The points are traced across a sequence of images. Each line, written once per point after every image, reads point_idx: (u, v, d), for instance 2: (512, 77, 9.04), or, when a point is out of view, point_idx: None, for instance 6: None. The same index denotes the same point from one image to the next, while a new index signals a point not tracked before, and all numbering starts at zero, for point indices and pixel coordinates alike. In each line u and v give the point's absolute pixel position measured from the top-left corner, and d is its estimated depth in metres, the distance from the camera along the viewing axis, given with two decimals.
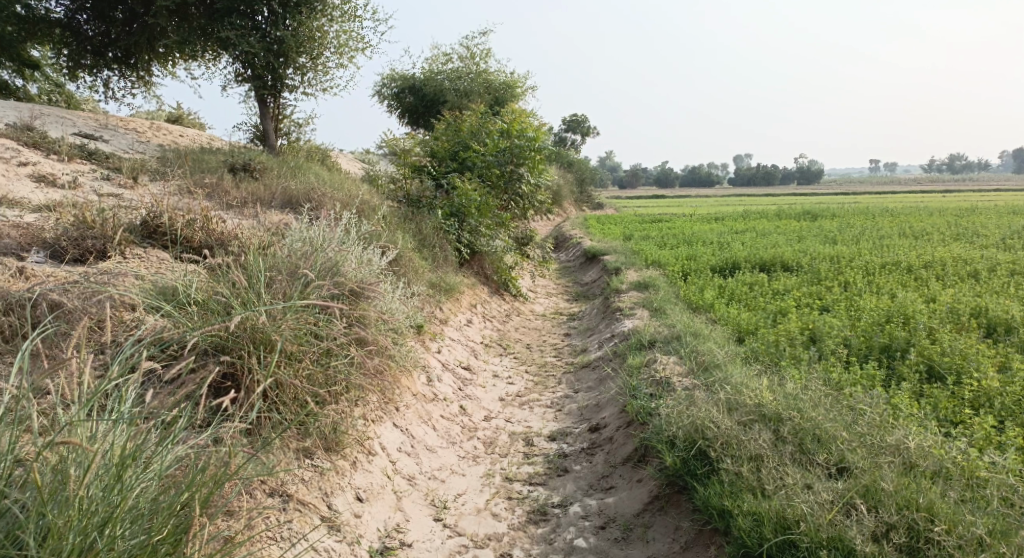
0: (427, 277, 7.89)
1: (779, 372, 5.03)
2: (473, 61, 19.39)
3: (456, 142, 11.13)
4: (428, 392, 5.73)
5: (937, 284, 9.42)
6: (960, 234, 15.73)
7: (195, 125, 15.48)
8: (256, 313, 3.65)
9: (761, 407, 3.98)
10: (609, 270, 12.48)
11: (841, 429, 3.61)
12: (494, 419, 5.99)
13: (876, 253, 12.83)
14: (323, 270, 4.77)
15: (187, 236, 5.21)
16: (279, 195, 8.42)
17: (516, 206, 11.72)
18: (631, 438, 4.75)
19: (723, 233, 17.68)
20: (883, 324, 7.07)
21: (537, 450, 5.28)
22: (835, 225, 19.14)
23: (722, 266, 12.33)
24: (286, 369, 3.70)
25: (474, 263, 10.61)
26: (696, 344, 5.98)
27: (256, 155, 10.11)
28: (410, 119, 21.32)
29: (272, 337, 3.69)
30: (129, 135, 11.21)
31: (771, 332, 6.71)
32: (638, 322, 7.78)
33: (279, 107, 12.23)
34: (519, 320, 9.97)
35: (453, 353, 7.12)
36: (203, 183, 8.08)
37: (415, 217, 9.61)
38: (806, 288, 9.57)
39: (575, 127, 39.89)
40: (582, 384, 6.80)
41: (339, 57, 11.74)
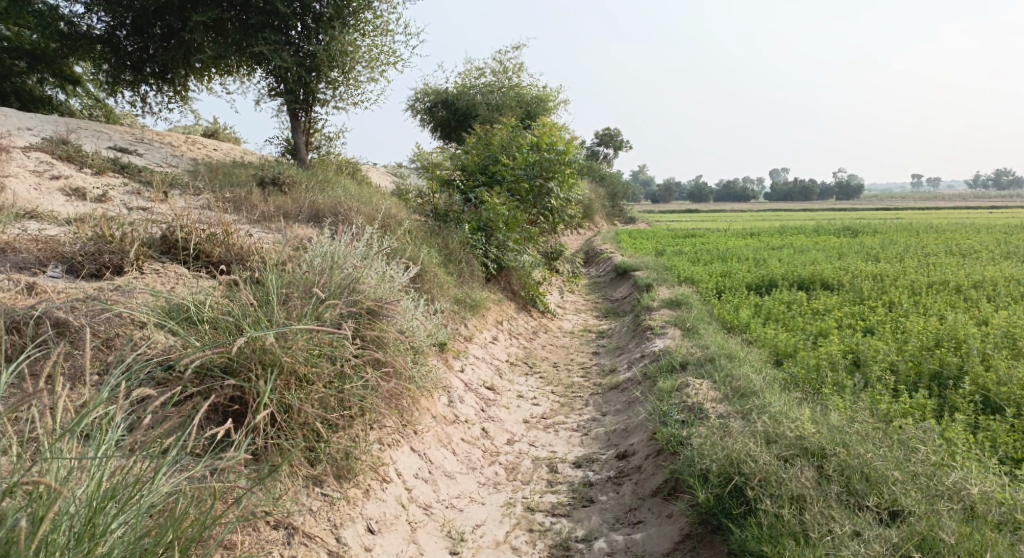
0: (452, 293, 7.73)
1: (821, 401, 4.70)
2: (506, 75, 19.35)
3: (485, 156, 11.01)
4: (449, 413, 5.55)
5: (989, 306, 8.92)
6: (1012, 253, 15.02)
7: (230, 139, 15.68)
8: (264, 333, 3.52)
9: (802, 440, 3.68)
10: (640, 286, 12.18)
11: (893, 467, 3.29)
12: (517, 442, 5.77)
13: (921, 272, 12.28)
14: (340, 286, 4.63)
15: (206, 251, 5.15)
16: (306, 208, 8.38)
17: (545, 220, 11.53)
18: (661, 469, 4.47)
19: (758, 249, 17.21)
20: (933, 349, 6.66)
21: (561, 477, 5.04)
22: (877, 242, 18.50)
23: (758, 283, 11.93)
24: (296, 392, 3.56)
25: (501, 278, 10.42)
26: (730, 368, 5.68)
27: (285, 168, 10.12)
28: (442, 132, 21.33)
29: (281, 358, 3.56)
30: (164, 148, 11.35)
31: (812, 355, 6.36)
32: (669, 342, 7.49)
33: (310, 121, 12.28)
34: (546, 337, 9.74)
35: (477, 372, 6.92)
36: (231, 197, 8.08)
37: (442, 231, 9.49)
38: (848, 308, 9.15)
39: (609, 141, 39.64)
40: (610, 407, 6.53)
41: (370, 71, 11.75)
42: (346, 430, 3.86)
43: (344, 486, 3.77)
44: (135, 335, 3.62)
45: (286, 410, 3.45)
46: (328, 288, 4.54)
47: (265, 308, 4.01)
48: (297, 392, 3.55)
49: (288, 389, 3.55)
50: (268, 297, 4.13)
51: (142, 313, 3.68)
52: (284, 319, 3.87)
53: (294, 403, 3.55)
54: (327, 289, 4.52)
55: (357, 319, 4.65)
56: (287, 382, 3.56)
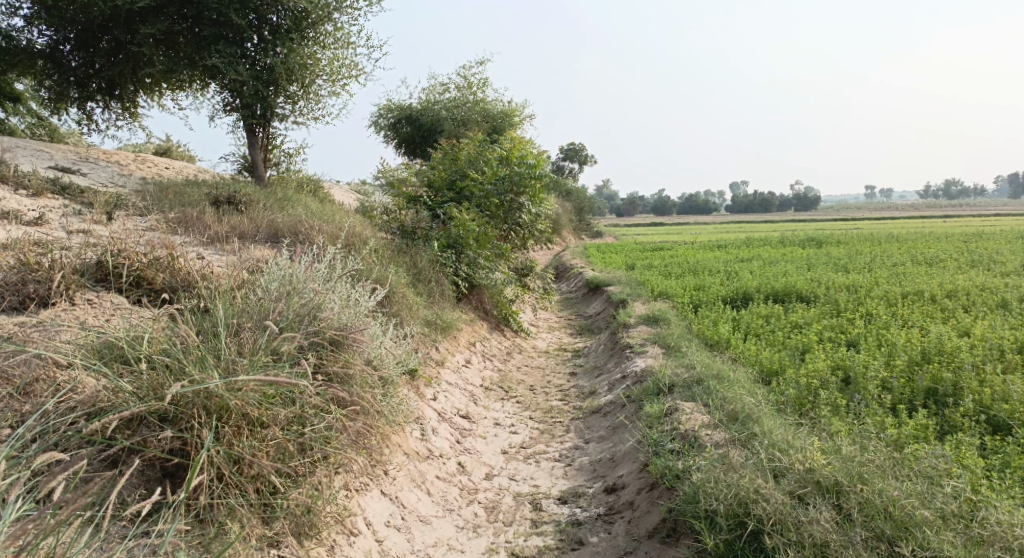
0: (422, 315, 7.30)
1: (821, 426, 4.41)
2: (470, 90, 19.12)
3: (453, 171, 10.62)
4: (422, 448, 5.11)
5: (967, 316, 8.84)
6: (977, 260, 15.19)
7: (184, 157, 15.02)
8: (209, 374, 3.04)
9: (814, 473, 3.38)
10: (614, 302, 11.88)
11: (922, 506, 3.04)
12: (496, 477, 5.34)
13: (893, 282, 12.25)
14: (298, 315, 4.18)
15: (148, 277, 4.66)
16: (264, 228, 7.87)
17: (515, 236, 11.18)
18: (657, 506, 4.10)
19: (728, 262, 17.12)
20: (922, 363, 6.47)
21: (545, 516, 4.63)
22: (844, 252, 18.57)
23: (732, 297, 11.75)
24: (247, 440, 3.09)
25: (472, 297, 10.02)
26: (720, 389, 5.37)
27: (242, 186, 9.57)
28: (406, 149, 20.85)
29: (228, 401, 3.09)
30: (112, 168, 10.70)
31: (801, 373, 6.10)
32: (651, 361, 7.18)
33: (269, 137, 11.75)
34: (520, 358, 9.34)
35: (450, 399, 6.49)
36: (182, 218, 7.54)
37: (409, 249, 9.05)
38: (827, 321, 8.98)
39: (574, 156, 39.66)
40: (592, 433, 6.16)
41: (331, 85, 11.30)
42: (307, 479, 3.40)
43: (305, 543, 3.31)
44: (59, 379, 3.14)
45: (235, 463, 3.00)
46: (284, 317, 4.08)
47: (212, 341, 3.56)
48: (248, 439, 3.09)
49: (238, 437, 3.09)
50: (214, 329, 3.67)
51: (67, 352, 3.21)
52: (232, 354, 3.41)
53: (245, 452, 3.09)
54: (282, 319, 4.07)
55: (318, 350, 4.21)
56: (236, 428, 3.09)
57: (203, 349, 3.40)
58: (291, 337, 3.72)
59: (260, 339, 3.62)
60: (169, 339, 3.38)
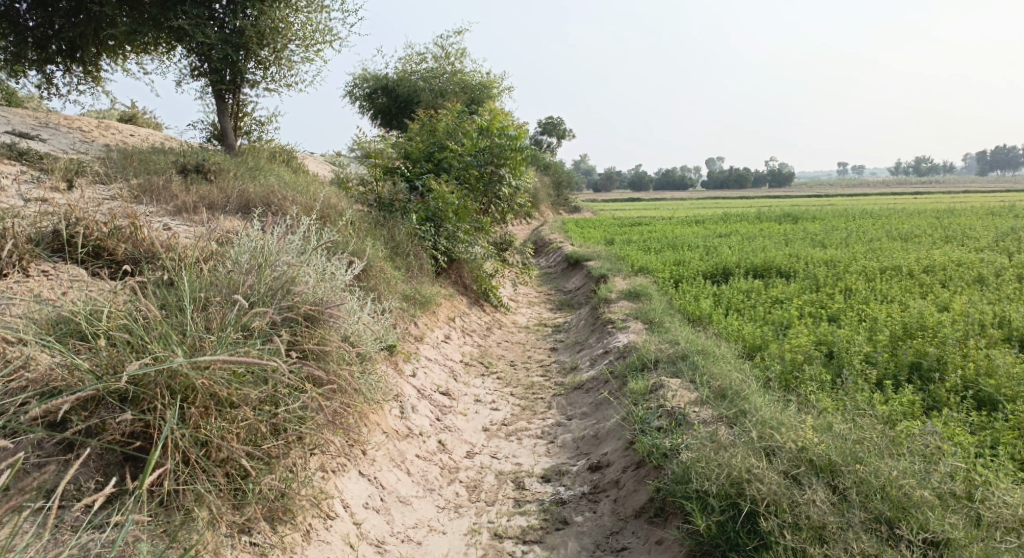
0: (400, 289, 7.10)
1: (809, 402, 4.35)
2: (448, 61, 18.70)
3: (431, 142, 10.33)
4: (402, 427, 4.95)
5: (945, 291, 8.88)
6: (951, 236, 15.35)
7: (150, 125, 14.45)
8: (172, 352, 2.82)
9: (807, 452, 3.31)
10: (594, 276, 11.77)
11: (919, 486, 2.99)
12: (478, 455, 5.21)
13: (871, 257, 12.30)
14: (270, 290, 3.96)
15: (109, 247, 4.37)
16: (235, 198, 7.55)
17: (495, 209, 10.97)
18: (644, 485, 3.99)
19: (707, 237, 17.09)
20: (904, 339, 6.45)
21: (529, 495, 4.52)
22: (821, 228, 18.66)
23: (712, 271, 11.71)
24: (215, 422, 2.89)
25: (451, 272, 9.82)
26: (706, 365, 5.29)
27: (211, 155, 9.20)
28: (383, 120, 20.35)
29: (193, 381, 2.87)
30: (73, 134, 10.21)
31: (785, 348, 6.04)
32: (634, 336, 7.09)
33: (238, 104, 11.31)
34: (501, 333, 9.20)
35: (430, 376, 6.32)
36: (147, 187, 7.20)
37: (387, 222, 8.80)
38: (808, 296, 8.97)
39: (553, 130, 39.32)
40: (575, 409, 6.05)
41: (304, 51, 10.88)
42: (281, 462, 3.22)
43: (277, 530, 3.13)
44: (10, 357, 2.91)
45: (203, 446, 2.79)
46: (255, 291, 3.86)
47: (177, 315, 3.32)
48: (216, 420, 2.88)
49: (205, 418, 2.88)
50: (178, 302, 3.43)
51: (18, 328, 2.98)
52: (197, 330, 3.18)
53: (213, 434, 2.88)
54: (253, 292, 3.84)
55: (291, 325, 4.00)
56: (203, 409, 2.88)
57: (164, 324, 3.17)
58: (262, 312, 3.51)
59: (227, 311, 3.39)
60: (128, 313, 3.14)
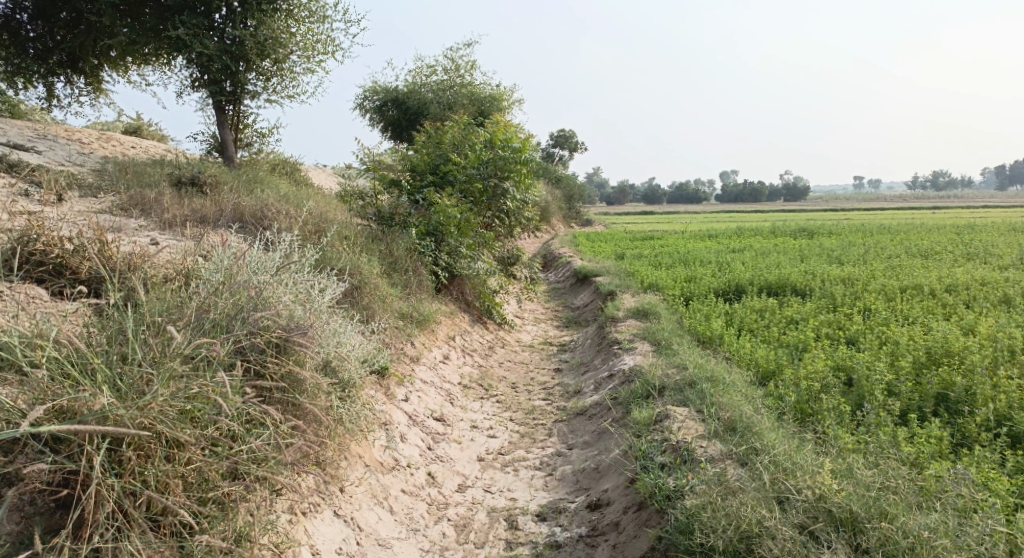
0: (395, 307, 6.80)
1: (828, 440, 3.97)
2: (458, 73, 18.52)
3: (436, 155, 10.04)
4: (387, 458, 4.64)
5: (970, 312, 8.45)
6: (972, 253, 14.85)
7: (156, 137, 14.34)
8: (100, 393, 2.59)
9: (825, 501, 2.96)
10: (602, 293, 11.42)
11: (955, 547, 2.62)
12: (469, 488, 4.88)
13: (890, 274, 11.85)
14: (227, 316, 3.60)
15: (73, 265, 4.15)
16: (228, 212, 7.29)
17: (500, 224, 10.68)
18: (645, 531, 3.64)
19: (719, 252, 16.69)
20: (927, 365, 6.05)
21: (521, 537, 4.17)
22: (837, 243, 18.18)
23: (724, 289, 11.32)
24: (155, 466, 2.67)
25: (453, 288, 9.53)
26: (716, 395, 4.93)
27: (208, 167, 8.97)
28: (393, 133, 20.14)
29: (130, 422, 2.64)
30: (73, 145, 10.05)
31: (800, 376, 5.66)
32: (640, 359, 6.73)
33: (240, 115, 11.12)
34: (503, 352, 8.87)
35: (424, 400, 6.00)
36: (138, 201, 6.97)
37: (386, 236, 8.53)
38: (824, 316, 8.57)
39: (564, 143, 39.06)
40: (576, 438, 5.70)
41: (306, 62, 10.69)
42: (239, 508, 2.95)
43: None
44: None
45: (142, 495, 2.57)
46: (213, 317, 3.52)
47: (120, 346, 3.03)
48: (158, 465, 2.67)
49: (145, 463, 2.66)
50: (124, 329, 3.14)
51: None
52: (140, 360, 2.90)
53: (152, 480, 2.65)
54: (208, 319, 3.49)
55: (246, 357, 3.64)
56: (143, 453, 2.66)
57: (99, 359, 2.86)
58: (209, 344, 3.16)
59: (167, 342, 3.02)
60: (67, 340, 2.86)
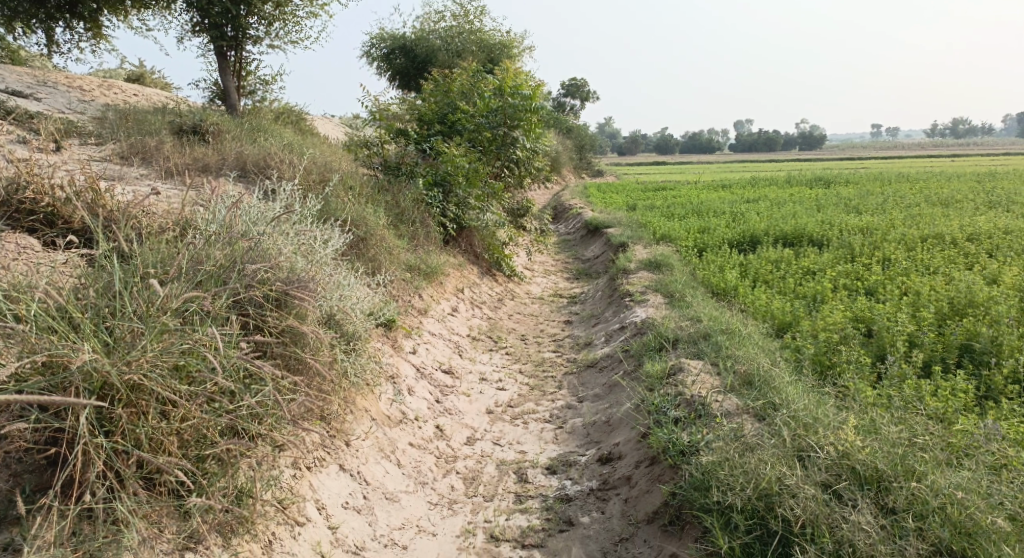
0: (403, 258, 6.66)
1: (849, 395, 3.83)
2: (467, 19, 17.92)
3: (444, 103, 9.73)
4: (395, 411, 4.56)
5: (994, 262, 8.19)
6: (995, 201, 14.43)
7: (159, 85, 14.02)
8: (88, 350, 2.50)
9: (848, 458, 2.84)
10: (614, 244, 11.20)
11: (987, 506, 2.50)
12: (478, 441, 4.81)
13: (910, 224, 11.52)
14: (224, 268, 3.46)
15: (65, 214, 4.01)
16: (230, 160, 7.10)
17: (509, 173, 10.42)
18: (658, 486, 3.55)
19: (734, 202, 16.34)
20: (950, 317, 5.86)
21: (531, 490, 4.10)
22: (855, 193, 17.75)
23: (738, 240, 11.07)
24: (148, 423, 2.60)
25: (462, 240, 9.34)
26: (732, 348, 4.79)
27: (209, 115, 8.73)
28: (400, 82, 19.66)
29: (118, 379, 2.56)
30: (73, 93, 9.80)
31: (818, 328, 5.49)
32: (652, 311, 6.58)
33: (242, 62, 10.80)
34: (512, 304, 8.74)
35: (432, 352, 5.91)
36: (138, 148, 6.78)
37: (393, 186, 8.33)
38: (842, 267, 8.34)
39: (576, 92, 38.20)
40: (586, 391, 5.60)
41: (308, 5, 10.30)
42: (239, 465, 2.89)
43: (232, 544, 2.78)
44: None
45: (132, 453, 2.51)
46: (209, 269, 3.35)
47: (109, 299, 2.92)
48: (150, 423, 2.60)
49: (137, 421, 2.59)
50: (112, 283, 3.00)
51: None
52: (131, 314, 2.79)
53: (145, 438, 2.59)
54: (203, 270, 3.33)
55: (244, 311, 3.52)
56: (134, 410, 2.59)
57: (87, 313, 2.75)
58: (204, 297, 3.03)
59: (158, 295, 2.90)
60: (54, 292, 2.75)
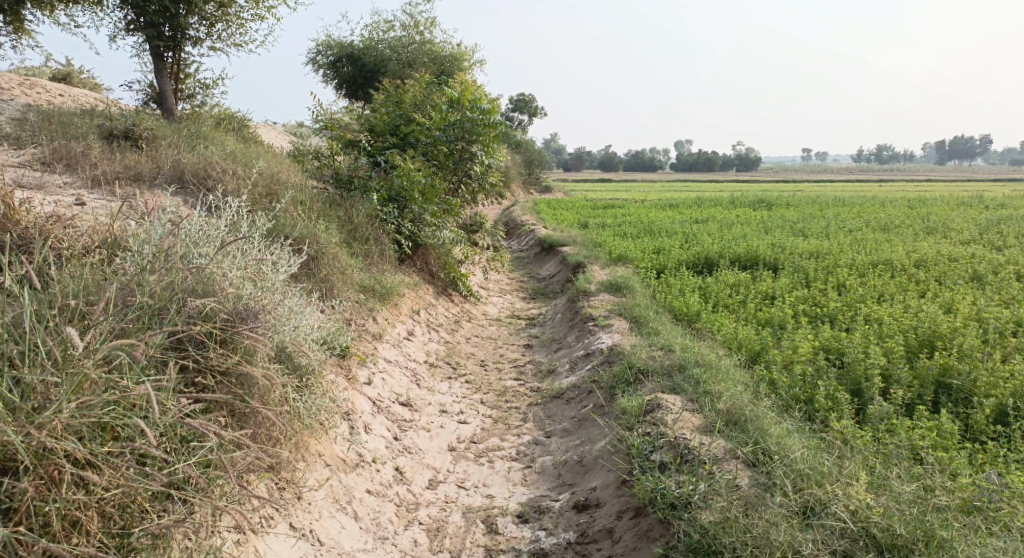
0: (356, 279, 6.21)
1: (840, 443, 3.64)
2: (417, 30, 17.53)
3: (396, 115, 9.30)
4: (351, 454, 4.12)
5: (944, 290, 8.31)
6: (931, 227, 14.96)
7: (87, 85, 13.08)
8: None
9: (866, 524, 2.71)
10: (569, 264, 10.98)
11: None
12: (442, 485, 4.41)
13: (858, 249, 11.72)
14: (160, 299, 2.97)
15: None
16: (166, 169, 6.50)
17: (464, 189, 10.05)
18: (646, 544, 3.25)
19: (684, 222, 16.43)
20: (916, 349, 5.82)
21: (502, 543, 3.74)
22: (799, 215, 18.11)
23: (694, 262, 11.01)
24: (60, 498, 2.13)
25: (416, 258, 8.92)
26: (711, 384, 4.55)
27: (143, 118, 8.05)
28: (347, 91, 19.03)
29: (23, 447, 2.08)
30: None
31: (790, 360, 5.34)
32: (619, 338, 6.32)
33: (180, 64, 10.10)
34: (470, 327, 8.37)
35: (388, 382, 5.47)
36: (62, 154, 6.14)
37: (344, 201, 7.85)
38: (800, 292, 8.32)
39: (524, 108, 38.18)
40: (554, 425, 5.28)
41: (253, 7, 9.74)
42: (172, 537, 2.42)
43: None
44: None
45: (38, 540, 2.02)
46: (143, 300, 2.87)
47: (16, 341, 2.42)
48: (63, 496, 2.13)
49: (46, 496, 2.11)
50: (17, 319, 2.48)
51: None
52: (42, 363, 2.31)
53: (54, 517, 2.12)
54: (135, 303, 2.83)
55: (184, 350, 3.05)
56: (43, 481, 2.12)
57: None
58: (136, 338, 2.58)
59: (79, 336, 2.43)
60: None
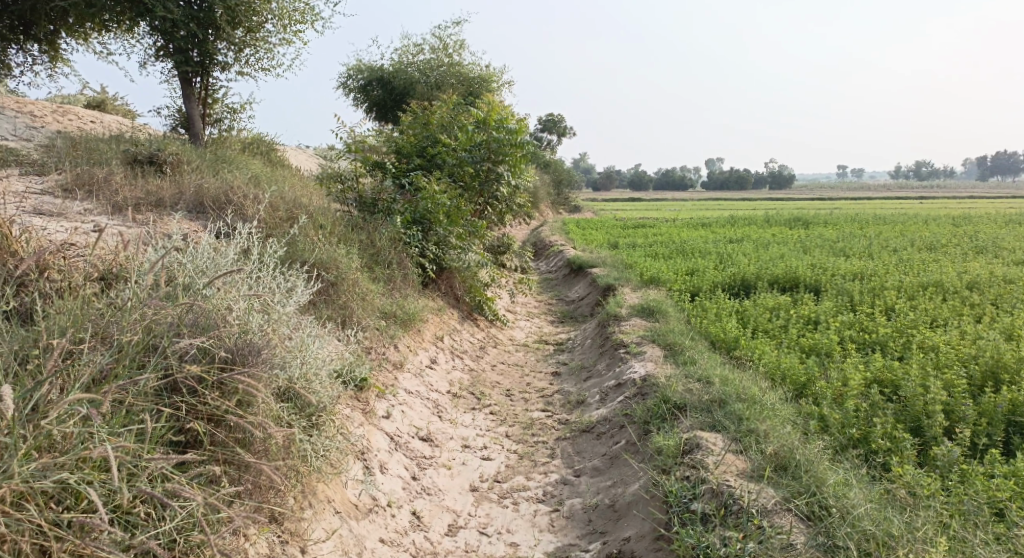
0: (377, 305, 5.96)
1: (906, 495, 3.24)
2: (446, 52, 17.59)
3: (423, 136, 9.12)
4: (364, 497, 3.84)
5: (1002, 314, 7.76)
6: (981, 246, 14.27)
7: (121, 111, 13.24)
8: None
9: None
10: (599, 286, 10.62)
11: None
12: (462, 531, 4.09)
13: (905, 269, 11.15)
14: (152, 335, 2.76)
15: None
16: (188, 194, 6.37)
17: (491, 211, 9.81)
18: None
19: (717, 242, 15.94)
20: (978, 382, 5.33)
21: None
22: (838, 234, 17.51)
23: (730, 284, 10.57)
24: None
25: (441, 282, 8.68)
26: (757, 422, 4.15)
27: (168, 143, 7.99)
28: (377, 114, 19.08)
29: None
30: (21, 118, 9.01)
31: (841, 394, 4.90)
32: (653, 367, 5.94)
33: (208, 88, 10.11)
34: (495, 353, 8.07)
35: (408, 415, 5.18)
36: (84, 180, 6.05)
37: (367, 224, 7.66)
38: (845, 317, 7.84)
39: (553, 128, 38.06)
40: (584, 462, 4.92)
41: (281, 31, 9.73)
42: None
43: None
44: None
45: None
46: (133, 335, 2.66)
47: None
48: None
49: None
50: None
51: None
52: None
53: None
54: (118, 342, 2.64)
55: (177, 390, 2.83)
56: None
57: None
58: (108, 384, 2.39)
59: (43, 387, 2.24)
60: None
